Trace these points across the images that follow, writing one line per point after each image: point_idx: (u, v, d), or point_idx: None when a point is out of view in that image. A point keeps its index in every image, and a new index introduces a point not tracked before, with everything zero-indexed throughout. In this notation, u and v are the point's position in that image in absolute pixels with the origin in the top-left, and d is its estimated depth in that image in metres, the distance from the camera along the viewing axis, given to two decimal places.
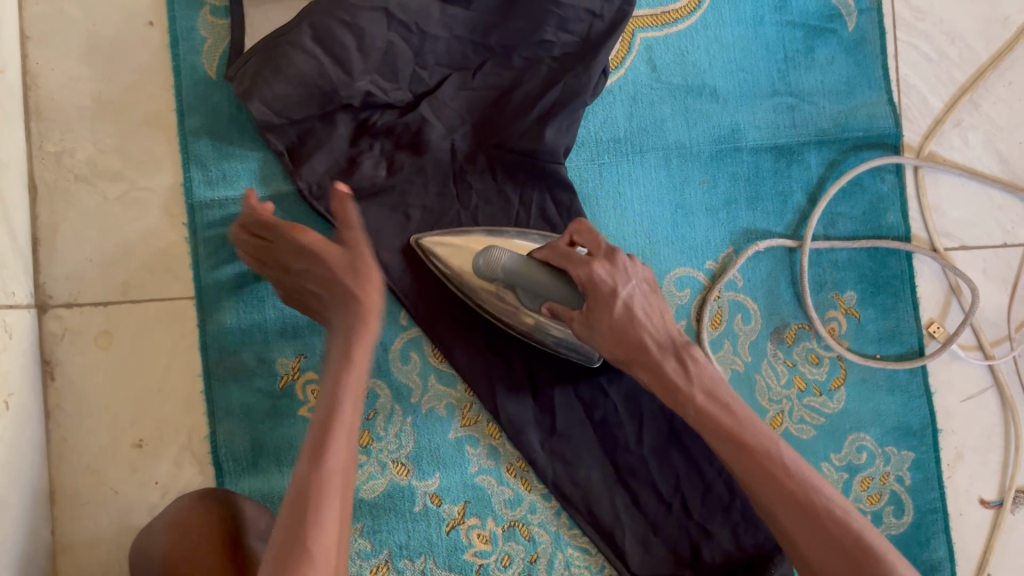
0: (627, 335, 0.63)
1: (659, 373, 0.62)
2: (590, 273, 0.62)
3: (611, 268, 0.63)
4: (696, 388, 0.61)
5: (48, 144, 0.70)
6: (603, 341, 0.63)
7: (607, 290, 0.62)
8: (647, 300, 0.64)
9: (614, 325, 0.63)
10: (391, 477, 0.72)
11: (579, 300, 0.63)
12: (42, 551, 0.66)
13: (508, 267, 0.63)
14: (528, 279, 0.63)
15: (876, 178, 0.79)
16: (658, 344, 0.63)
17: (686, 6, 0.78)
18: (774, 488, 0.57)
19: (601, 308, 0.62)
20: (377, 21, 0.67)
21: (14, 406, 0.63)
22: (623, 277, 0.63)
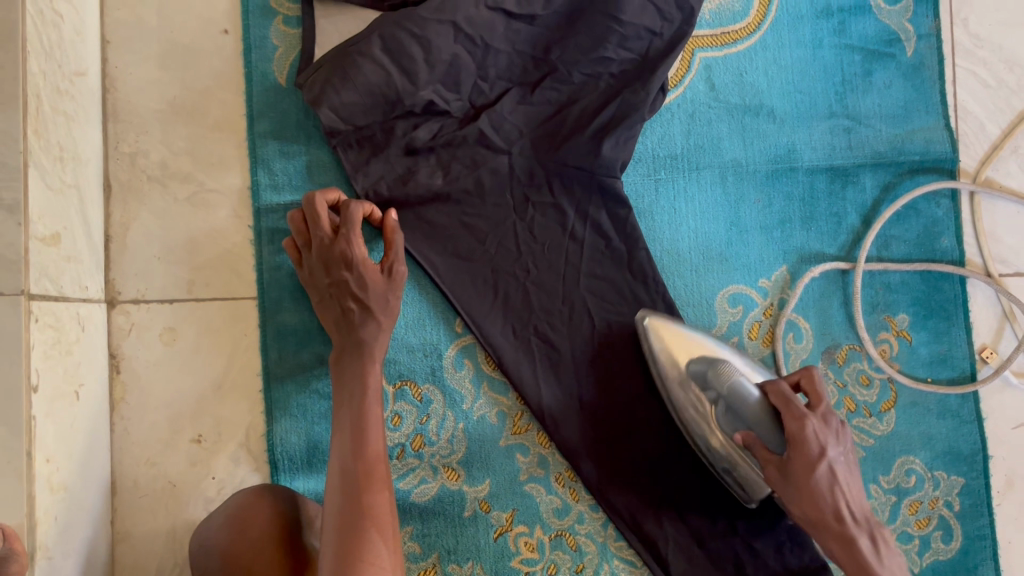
0: (820, 499, 0.64)
1: (850, 544, 0.63)
2: (802, 428, 0.65)
3: (822, 425, 0.66)
4: (891, 573, 0.62)
5: (123, 145, 0.73)
6: (795, 506, 0.65)
7: (813, 448, 0.65)
8: (848, 469, 0.66)
9: (811, 485, 0.64)
10: (442, 481, 0.74)
11: (780, 446, 0.67)
12: (102, 539, 0.68)
13: (736, 388, 0.69)
14: (750, 413, 0.68)
15: (931, 203, 0.79)
16: (853, 515, 0.64)
17: (746, 27, 0.79)
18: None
19: (801, 466, 0.64)
20: (444, 34, 0.69)
21: (83, 396, 0.65)
22: (830, 438, 0.65)
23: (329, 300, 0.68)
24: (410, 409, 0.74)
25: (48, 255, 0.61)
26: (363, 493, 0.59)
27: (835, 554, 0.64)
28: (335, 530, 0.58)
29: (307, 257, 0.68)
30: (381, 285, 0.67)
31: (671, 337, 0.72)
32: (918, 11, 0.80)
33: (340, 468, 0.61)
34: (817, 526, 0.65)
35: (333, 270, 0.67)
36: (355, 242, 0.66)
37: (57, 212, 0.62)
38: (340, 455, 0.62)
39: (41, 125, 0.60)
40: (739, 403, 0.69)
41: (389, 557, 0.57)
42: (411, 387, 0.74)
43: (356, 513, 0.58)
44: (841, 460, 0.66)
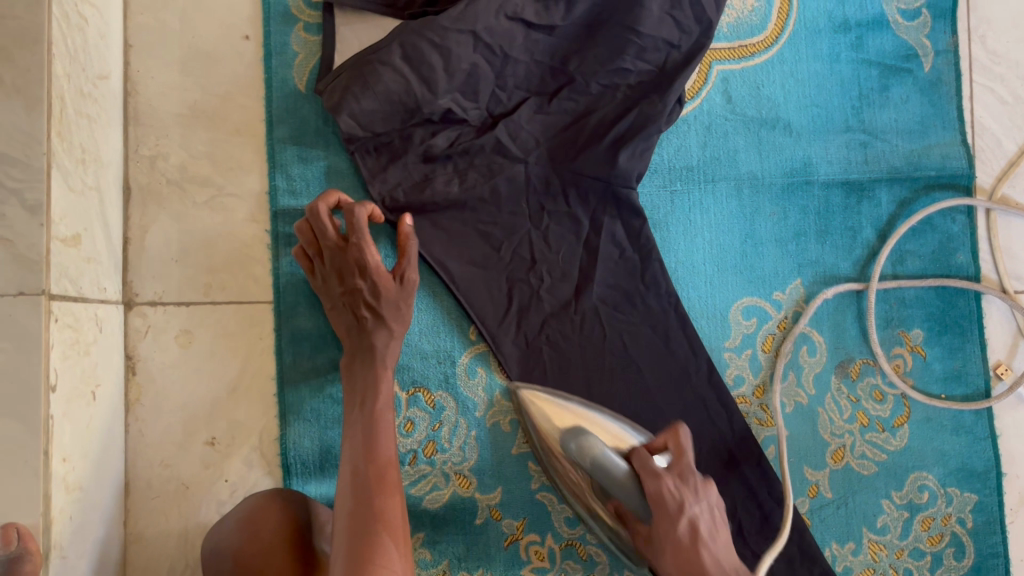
0: (690, 559, 0.61)
1: None
2: (660, 489, 0.62)
3: (679, 484, 0.62)
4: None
5: (143, 148, 0.73)
6: (665, 566, 0.62)
7: (672, 506, 0.61)
8: (712, 523, 0.62)
9: (676, 545, 0.61)
10: (453, 489, 0.74)
11: (648, 513, 0.63)
12: (115, 540, 0.68)
13: (600, 458, 0.63)
14: (615, 480, 0.63)
15: (947, 218, 0.79)
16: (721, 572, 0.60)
17: (764, 40, 0.79)
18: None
19: (664, 525, 0.61)
20: (464, 44, 0.70)
21: (100, 397, 0.66)
22: (691, 494, 0.62)
23: (342, 309, 0.68)
24: (423, 415, 0.74)
25: (69, 256, 0.61)
26: (374, 496, 0.59)
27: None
28: (346, 534, 0.57)
29: (320, 267, 0.69)
30: (394, 292, 0.68)
31: (545, 404, 0.70)
32: (935, 27, 0.80)
33: (353, 471, 0.61)
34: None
35: (347, 279, 0.67)
36: (367, 248, 0.67)
37: (79, 213, 0.63)
38: (352, 459, 0.62)
39: (65, 127, 0.61)
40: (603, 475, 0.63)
41: (399, 559, 0.57)
42: (424, 393, 0.75)
43: (366, 515, 0.58)
44: (706, 516, 0.63)
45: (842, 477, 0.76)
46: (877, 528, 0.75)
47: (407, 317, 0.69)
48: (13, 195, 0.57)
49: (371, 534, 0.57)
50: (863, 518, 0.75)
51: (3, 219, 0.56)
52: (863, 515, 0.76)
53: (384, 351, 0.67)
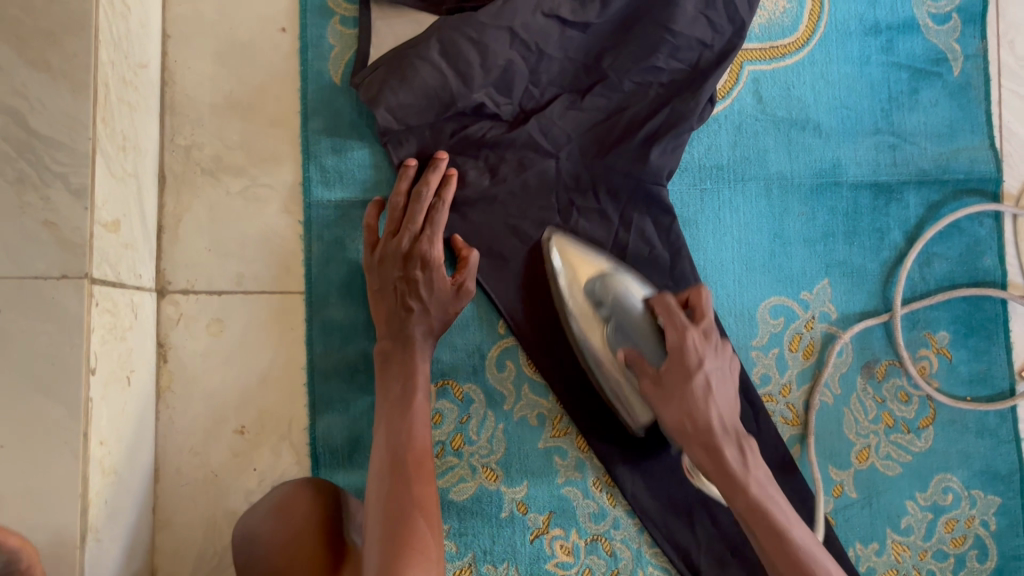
0: (699, 413, 0.66)
1: (721, 462, 0.64)
2: (682, 342, 0.68)
3: (702, 340, 0.68)
4: (753, 482, 0.63)
5: (179, 138, 0.74)
6: (669, 417, 0.67)
7: (692, 360, 0.67)
8: (723, 381, 0.68)
9: (688, 394, 0.66)
10: (480, 481, 0.74)
11: (660, 357, 0.71)
12: (145, 526, 0.69)
13: (622, 296, 0.72)
14: (633, 323, 0.72)
15: (974, 222, 0.80)
16: (722, 429, 0.65)
17: (795, 42, 0.79)
18: (774, 542, 0.60)
19: (679, 374, 0.67)
20: (502, 39, 0.70)
21: (134, 382, 0.66)
22: (709, 353, 0.68)
23: (390, 293, 0.69)
24: (451, 407, 0.75)
25: (109, 241, 0.62)
26: (411, 483, 0.60)
27: (701, 463, 0.65)
28: (383, 516, 0.58)
29: (386, 245, 0.70)
30: (445, 296, 0.69)
31: (576, 260, 0.74)
32: (966, 32, 0.81)
33: (388, 453, 0.62)
34: (683, 433, 0.66)
35: (410, 264, 0.69)
36: (437, 243, 0.69)
37: (119, 199, 0.63)
38: (386, 442, 0.63)
39: (108, 113, 0.61)
40: (620, 309, 0.72)
41: (435, 544, 0.57)
42: (453, 386, 0.75)
43: (401, 499, 0.59)
44: (717, 375, 0.68)
45: (866, 476, 0.76)
46: (901, 529, 0.76)
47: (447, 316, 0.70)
48: (58, 179, 0.57)
49: (406, 517, 0.58)
50: (887, 519, 0.76)
51: (49, 203, 0.57)
52: (887, 515, 0.76)
53: (419, 341, 0.68)
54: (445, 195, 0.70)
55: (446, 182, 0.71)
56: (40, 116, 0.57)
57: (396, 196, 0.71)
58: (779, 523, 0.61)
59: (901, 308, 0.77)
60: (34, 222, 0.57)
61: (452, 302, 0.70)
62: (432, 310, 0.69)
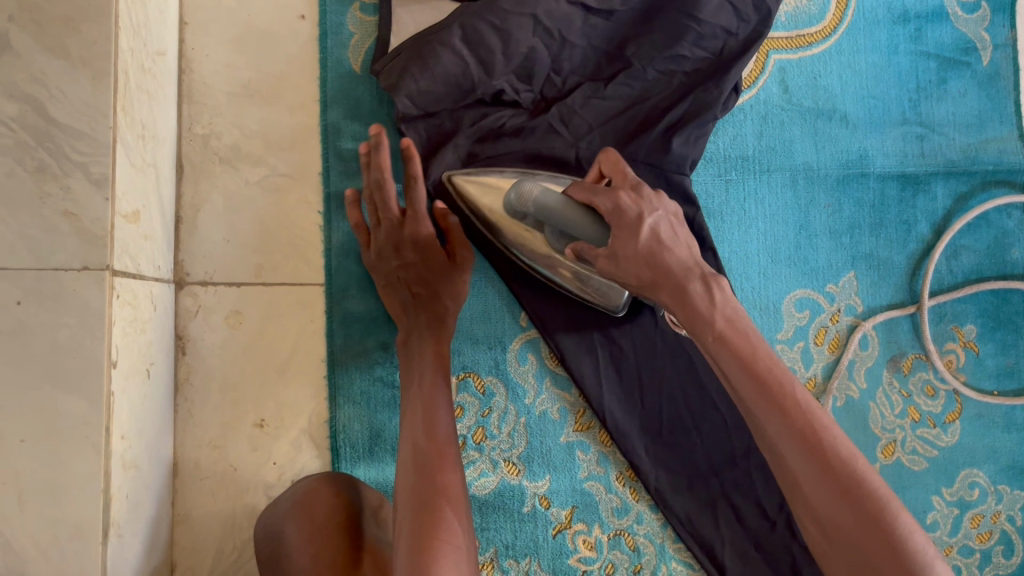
0: (657, 261, 0.55)
1: (684, 302, 0.54)
2: (616, 201, 0.57)
3: (635, 197, 0.58)
4: (717, 314, 0.52)
5: (196, 126, 0.73)
6: (634, 281, 0.57)
7: (630, 214, 0.56)
8: (673, 229, 0.57)
9: (640, 253, 0.55)
10: (502, 476, 0.73)
11: (602, 229, 0.58)
12: (164, 522, 0.68)
13: (537, 199, 0.59)
14: (560, 216, 0.58)
15: (1002, 214, 0.79)
16: (684, 268, 0.55)
17: (822, 31, 0.78)
18: (740, 377, 0.50)
19: (622, 236, 0.56)
20: (524, 27, 0.69)
21: (153, 375, 0.65)
22: (648, 204, 0.58)
23: (396, 283, 0.70)
24: (472, 401, 0.74)
25: (129, 232, 0.60)
26: (435, 471, 0.58)
27: (671, 310, 0.55)
28: (408, 508, 0.56)
29: (375, 238, 0.70)
30: (445, 268, 0.70)
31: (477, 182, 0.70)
32: (994, 21, 0.80)
33: (413, 450, 0.60)
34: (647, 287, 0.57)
35: (404, 250, 0.70)
36: (422, 220, 0.69)
37: (138, 189, 0.62)
38: (412, 439, 0.61)
39: (127, 102, 0.60)
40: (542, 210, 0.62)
41: (464, 534, 0.55)
42: (474, 378, 0.74)
43: (427, 488, 0.57)
44: (670, 222, 0.58)
45: (893, 471, 0.75)
46: (927, 525, 0.75)
47: (459, 291, 0.71)
48: (79, 169, 0.56)
49: (433, 505, 0.55)
50: (913, 514, 0.75)
51: (69, 193, 0.56)
52: (913, 511, 0.75)
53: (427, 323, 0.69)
54: (416, 171, 0.67)
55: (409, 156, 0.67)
56: (60, 104, 0.56)
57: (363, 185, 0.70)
58: (746, 351, 0.50)
59: (929, 301, 0.76)
60: (53, 213, 0.56)
61: (454, 272, 0.71)
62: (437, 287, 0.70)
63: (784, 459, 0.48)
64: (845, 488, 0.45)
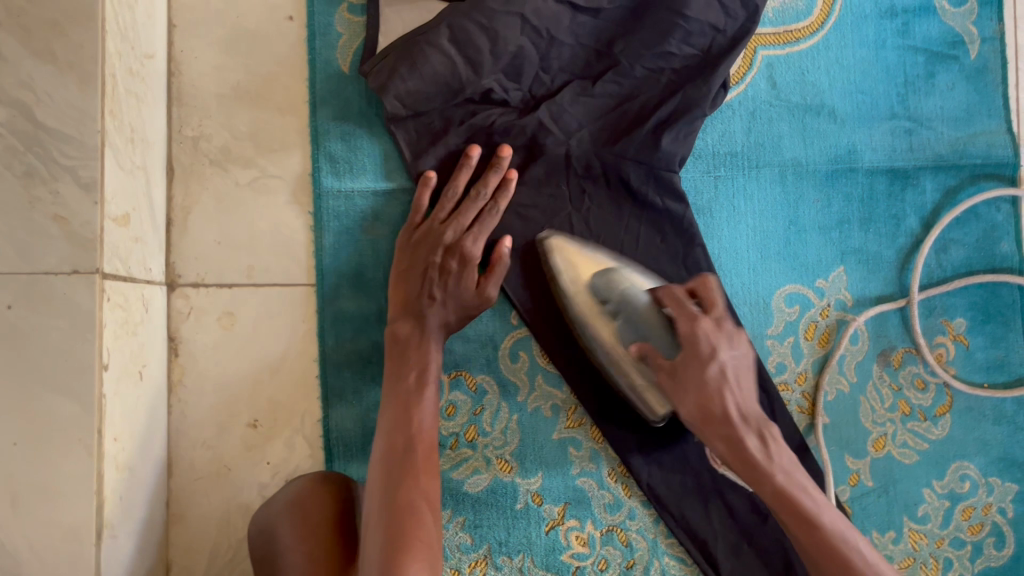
0: (706, 392, 0.64)
1: (738, 448, 0.62)
2: (693, 329, 0.67)
3: (715, 327, 0.67)
4: (777, 470, 0.60)
5: (186, 129, 0.73)
6: (687, 409, 0.65)
7: (705, 349, 0.66)
8: (740, 370, 0.66)
9: (705, 386, 0.64)
10: (495, 473, 0.74)
11: (672, 350, 0.68)
12: (159, 521, 0.68)
13: (626, 292, 0.71)
14: (642, 314, 0.70)
15: (991, 207, 0.79)
16: (739, 416, 0.63)
17: (809, 26, 0.78)
18: (803, 533, 0.57)
19: (693, 366, 0.65)
20: (512, 26, 0.69)
21: (146, 377, 0.65)
22: (722, 343, 0.67)
23: (415, 276, 0.68)
24: (465, 399, 0.74)
25: (119, 235, 0.61)
26: (412, 471, 0.59)
27: (721, 454, 0.63)
28: (381, 533, 0.55)
29: (422, 233, 0.69)
30: (466, 297, 0.69)
31: (575, 255, 0.72)
32: (982, 14, 0.80)
33: (383, 473, 0.59)
34: (703, 420, 0.64)
35: (446, 254, 0.68)
36: (479, 242, 0.69)
37: (128, 192, 0.62)
38: (389, 433, 0.61)
39: (116, 106, 0.60)
40: (627, 307, 0.71)
41: (433, 536, 0.56)
42: (466, 377, 0.74)
43: (401, 487, 0.58)
44: (735, 364, 0.66)
45: (883, 465, 0.76)
46: (918, 517, 0.75)
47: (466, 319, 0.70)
48: (67, 172, 0.56)
49: (405, 506, 0.56)
50: (904, 507, 0.75)
51: (58, 196, 0.56)
52: (904, 503, 0.75)
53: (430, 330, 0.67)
54: (502, 201, 0.70)
55: (506, 187, 0.70)
56: (48, 108, 0.57)
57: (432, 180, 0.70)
58: (807, 507, 0.58)
59: (918, 294, 0.77)
60: (43, 217, 0.56)
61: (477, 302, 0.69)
62: (450, 306, 0.69)
63: None
64: None
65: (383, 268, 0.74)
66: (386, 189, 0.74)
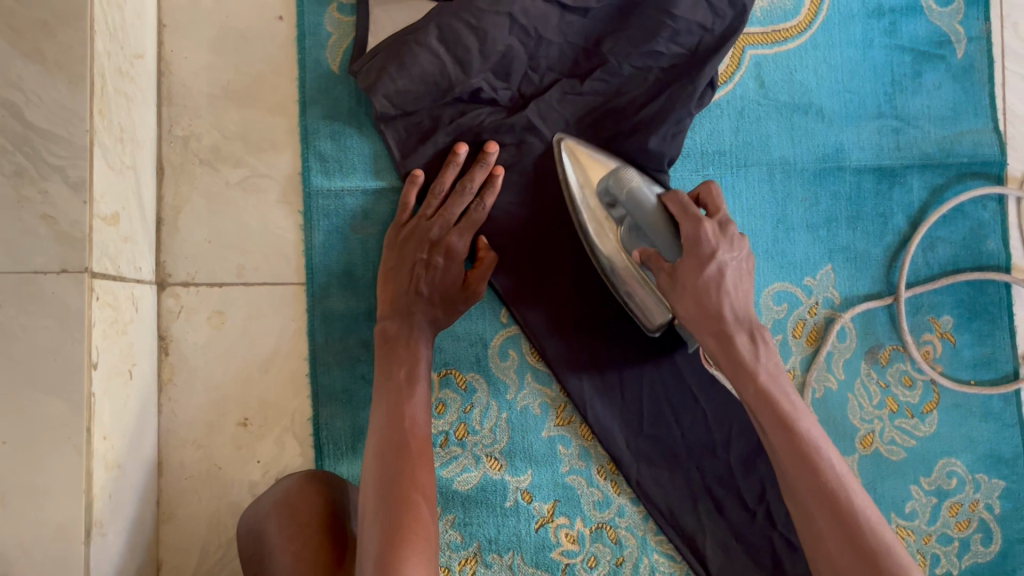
0: (704, 295, 0.59)
1: (729, 349, 0.59)
2: (696, 231, 0.61)
3: (717, 231, 0.62)
4: (761, 369, 0.58)
5: (177, 128, 0.73)
6: (684, 309, 0.61)
7: (704, 248, 0.60)
8: (739, 277, 0.61)
9: (699, 284, 0.60)
10: (485, 471, 0.74)
11: (674, 252, 0.63)
12: (149, 520, 0.68)
13: (635, 192, 0.65)
14: (647, 217, 0.64)
15: (978, 206, 0.79)
16: (736, 316, 0.59)
17: (797, 26, 0.79)
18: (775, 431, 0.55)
19: (691, 267, 0.60)
20: (500, 26, 0.69)
21: (136, 375, 0.66)
22: (726, 247, 0.61)
23: (403, 273, 0.69)
24: (454, 397, 0.74)
25: (109, 235, 0.61)
26: (409, 466, 0.59)
27: (713, 352, 0.60)
28: (379, 529, 0.55)
29: (410, 230, 0.70)
30: (454, 291, 0.70)
31: (587, 161, 0.70)
32: (968, 13, 0.81)
33: (378, 467, 0.59)
34: (697, 321, 0.60)
35: (434, 250, 0.69)
36: (466, 238, 0.69)
37: (118, 192, 0.63)
38: (382, 431, 0.62)
39: (105, 105, 0.60)
40: (635, 203, 0.65)
41: (432, 529, 0.56)
42: (455, 375, 0.75)
43: (398, 483, 0.58)
44: (735, 267, 0.61)
45: (871, 461, 0.76)
46: (906, 514, 0.76)
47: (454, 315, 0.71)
48: (57, 173, 0.57)
49: (401, 501, 0.56)
50: (891, 503, 0.76)
51: (47, 197, 0.56)
52: (892, 500, 0.76)
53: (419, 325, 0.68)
54: (489, 198, 0.70)
55: (492, 183, 0.70)
56: (37, 108, 0.56)
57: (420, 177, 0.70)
58: (785, 412, 0.56)
59: (906, 292, 0.77)
60: (32, 217, 0.56)
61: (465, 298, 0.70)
62: (438, 301, 0.69)
63: (807, 507, 0.53)
64: (858, 540, 0.50)
65: (373, 267, 0.74)
66: (375, 188, 0.74)
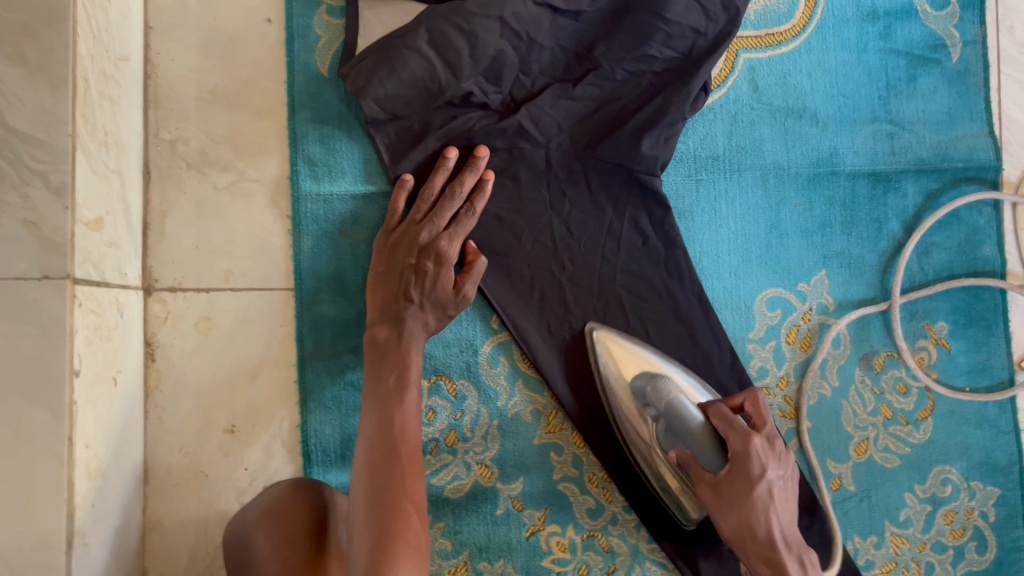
0: (750, 522, 0.62)
1: (778, 571, 0.60)
2: (747, 448, 0.63)
3: (765, 447, 0.63)
4: (790, 560, 0.61)
5: (163, 132, 0.72)
6: (726, 525, 0.63)
7: (755, 469, 0.62)
8: (784, 493, 0.63)
9: (750, 503, 0.62)
10: (475, 478, 0.73)
11: (717, 465, 0.64)
12: (134, 528, 0.68)
13: (674, 404, 0.66)
14: (686, 430, 0.65)
15: (973, 211, 0.79)
16: (782, 539, 0.62)
17: (791, 29, 0.78)
18: None
19: (741, 485, 0.62)
20: (491, 30, 0.68)
21: (121, 383, 0.65)
22: (774, 460, 0.63)
23: (393, 279, 0.68)
24: (445, 404, 0.74)
25: (92, 240, 0.60)
26: (400, 473, 0.58)
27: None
28: (370, 535, 0.54)
29: (400, 235, 0.69)
30: (444, 297, 0.68)
31: (619, 353, 0.72)
32: (964, 17, 0.80)
33: (368, 473, 0.58)
34: (741, 543, 0.63)
35: (422, 255, 0.68)
36: (455, 243, 0.68)
37: (102, 197, 0.62)
38: (370, 438, 0.61)
39: (88, 109, 0.60)
40: (672, 415, 0.66)
41: (422, 536, 0.55)
42: (446, 382, 0.74)
43: (388, 490, 0.57)
44: (780, 483, 0.63)
45: (865, 468, 0.75)
46: (900, 522, 0.75)
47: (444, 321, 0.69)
48: (38, 177, 0.56)
49: (392, 507, 0.56)
50: (885, 512, 0.75)
51: (28, 201, 0.55)
52: (886, 508, 0.75)
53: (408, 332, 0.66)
54: (478, 203, 0.69)
55: (482, 188, 0.69)
56: (19, 112, 0.55)
57: (408, 182, 0.70)
58: None
59: (900, 298, 0.76)
60: (13, 221, 0.55)
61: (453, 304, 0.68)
62: (429, 307, 0.68)
63: None
64: None
65: (362, 272, 0.73)
66: (365, 192, 0.74)
